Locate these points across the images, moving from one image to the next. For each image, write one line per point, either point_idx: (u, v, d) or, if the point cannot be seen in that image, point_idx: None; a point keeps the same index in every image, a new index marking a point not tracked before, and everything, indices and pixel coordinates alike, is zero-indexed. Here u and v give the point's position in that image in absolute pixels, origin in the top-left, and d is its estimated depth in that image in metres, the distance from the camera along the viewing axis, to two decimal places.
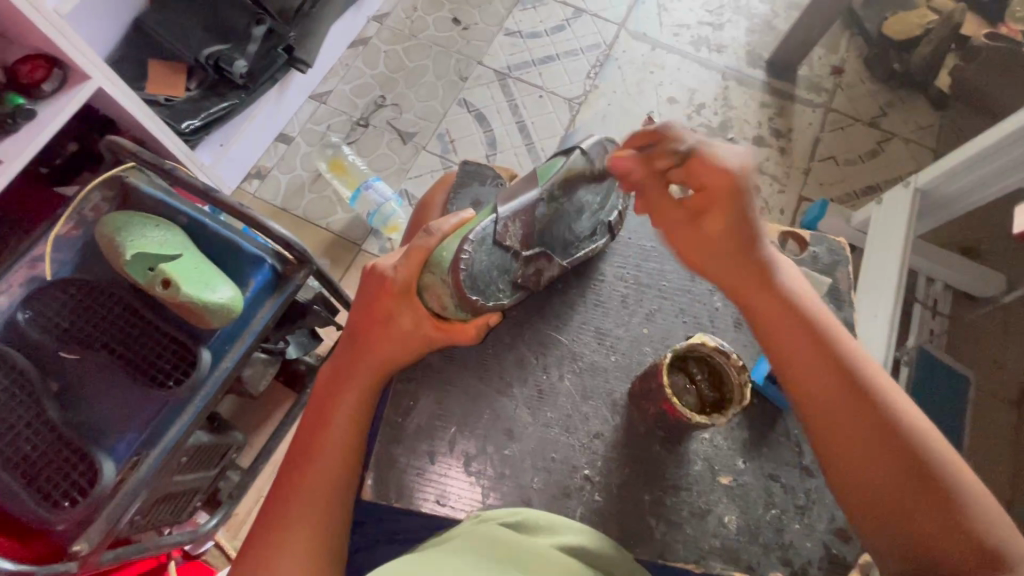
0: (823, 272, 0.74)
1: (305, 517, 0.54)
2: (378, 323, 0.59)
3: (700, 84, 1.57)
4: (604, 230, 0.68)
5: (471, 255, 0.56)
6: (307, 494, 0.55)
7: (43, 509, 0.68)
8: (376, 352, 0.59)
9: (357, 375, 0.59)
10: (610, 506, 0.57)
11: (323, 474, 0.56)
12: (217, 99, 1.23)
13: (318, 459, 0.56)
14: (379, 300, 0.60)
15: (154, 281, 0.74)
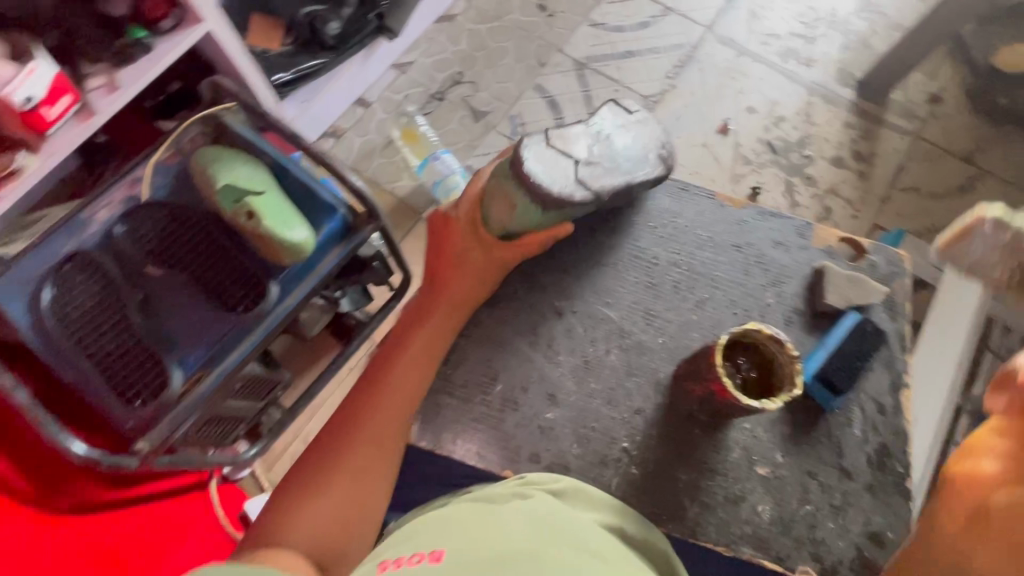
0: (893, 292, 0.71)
1: (366, 444, 0.58)
2: (448, 259, 0.65)
3: (784, 96, 1.52)
4: (660, 161, 0.66)
5: (527, 150, 0.61)
6: (371, 424, 0.59)
7: (117, 404, 0.75)
8: (450, 287, 0.63)
9: (432, 312, 0.62)
10: (643, 481, 0.58)
11: (389, 404, 0.59)
12: (309, 56, 1.30)
13: (387, 389, 0.60)
14: (450, 241, 0.65)
15: (239, 212, 0.82)
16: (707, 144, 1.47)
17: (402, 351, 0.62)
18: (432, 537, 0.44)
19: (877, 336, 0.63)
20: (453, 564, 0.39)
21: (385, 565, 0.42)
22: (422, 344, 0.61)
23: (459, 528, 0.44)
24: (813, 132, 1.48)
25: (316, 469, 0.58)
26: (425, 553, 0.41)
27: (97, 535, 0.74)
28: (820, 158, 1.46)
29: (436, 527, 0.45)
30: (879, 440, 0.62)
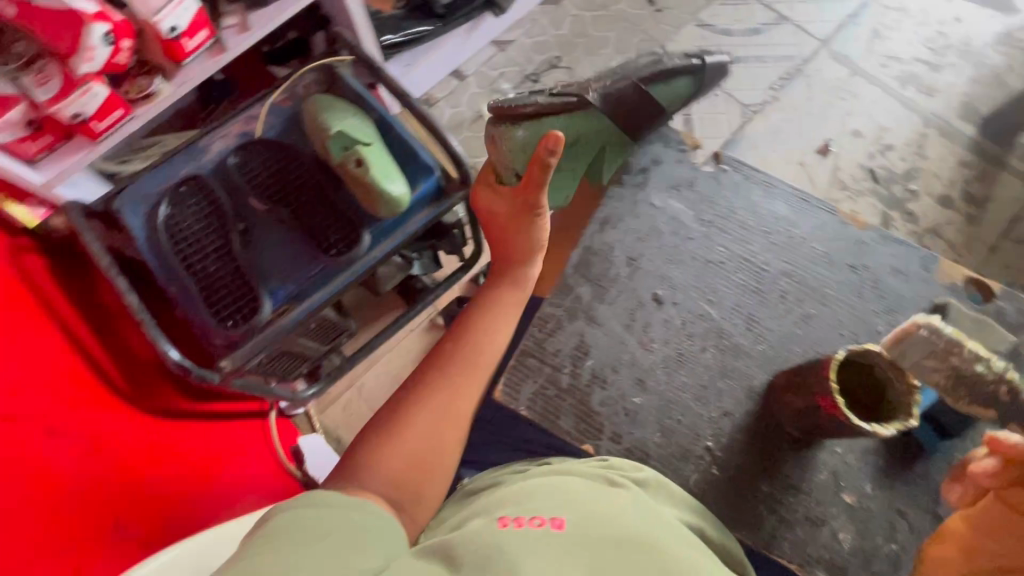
0: None
1: (447, 399, 0.59)
2: (492, 229, 0.71)
3: (896, 123, 1.42)
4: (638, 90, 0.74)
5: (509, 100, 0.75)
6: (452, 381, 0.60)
7: (213, 322, 0.80)
8: (513, 251, 0.68)
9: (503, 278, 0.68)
10: (727, 485, 0.53)
11: (471, 358, 0.62)
12: (416, 22, 1.32)
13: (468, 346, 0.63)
14: (488, 214, 0.70)
15: (347, 159, 0.84)
16: (804, 162, 1.40)
17: (479, 313, 0.65)
18: (550, 503, 0.46)
19: None
20: (581, 535, 0.42)
21: (505, 521, 0.44)
22: (504, 304, 0.66)
23: (568, 501, 0.46)
24: (922, 166, 1.39)
25: (394, 421, 0.57)
26: (546, 518, 0.44)
27: (177, 436, 0.79)
28: (925, 195, 1.37)
29: (549, 494, 0.47)
30: None
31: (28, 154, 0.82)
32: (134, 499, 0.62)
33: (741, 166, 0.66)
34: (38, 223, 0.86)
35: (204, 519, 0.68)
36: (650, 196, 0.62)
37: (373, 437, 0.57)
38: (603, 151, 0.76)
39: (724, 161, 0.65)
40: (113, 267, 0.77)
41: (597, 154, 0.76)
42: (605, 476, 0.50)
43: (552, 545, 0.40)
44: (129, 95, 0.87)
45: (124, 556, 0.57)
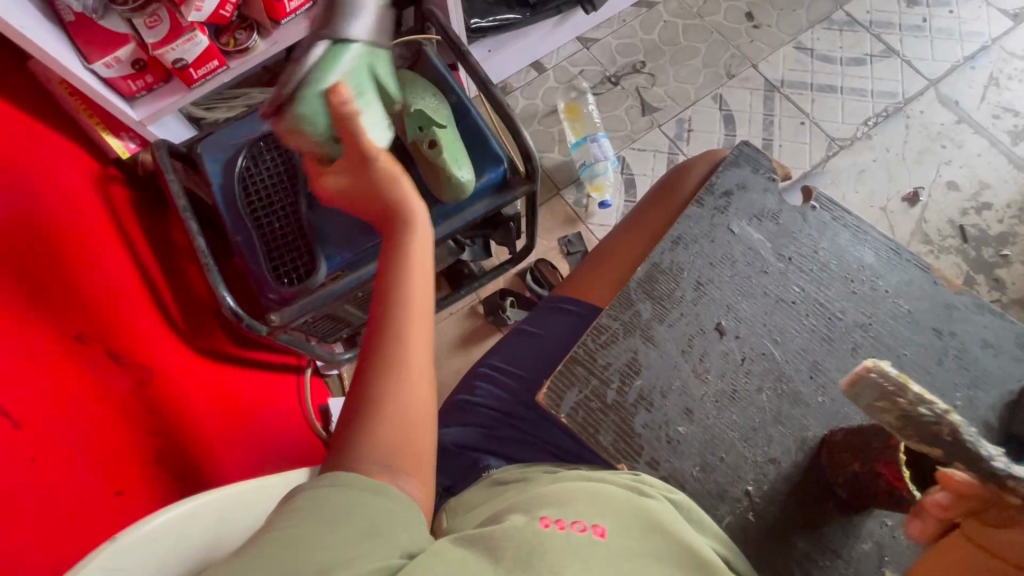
0: None
1: (401, 367, 0.54)
2: (354, 204, 0.65)
3: (998, 181, 1.31)
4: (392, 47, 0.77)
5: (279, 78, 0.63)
6: (397, 348, 0.55)
7: (270, 278, 0.83)
8: (385, 205, 0.61)
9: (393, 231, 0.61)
10: (760, 533, 0.49)
11: (412, 319, 0.56)
12: (507, 9, 1.29)
13: (393, 308, 0.56)
14: (337, 194, 0.65)
15: (422, 139, 0.84)
16: (887, 208, 1.31)
17: (392, 271, 0.58)
18: (589, 506, 0.45)
19: None
20: (623, 549, 0.42)
21: (548, 522, 0.43)
22: (414, 256, 0.59)
23: (605, 516, 0.44)
24: (1020, 231, 1.28)
25: (375, 395, 0.53)
26: (589, 524, 0.43)
27: (215, 376, 0.82)
28: (1018, 263, 1.26)
29: (589, 498, 0.46)
30: None
31: (128, 91, 0.86)
32: (172, 430, 0.65)
33: (833, 206, 0.61)
34: (129, 155, 0.92)
35: (230, 460, 0.71)
36: (730, 221, 0.59)
37: (357, 418, 0.53)
38: (371, 66, 0.68)
39: (817, 198, 0.60)
40: (187, 210, 0.80)
41: (371, 70, 0.68)
42: (636, 490, 0.47)
43: (600, 559, 0.41)
44: (226, 47, 0.90)
45: (161, 479, 0.60)
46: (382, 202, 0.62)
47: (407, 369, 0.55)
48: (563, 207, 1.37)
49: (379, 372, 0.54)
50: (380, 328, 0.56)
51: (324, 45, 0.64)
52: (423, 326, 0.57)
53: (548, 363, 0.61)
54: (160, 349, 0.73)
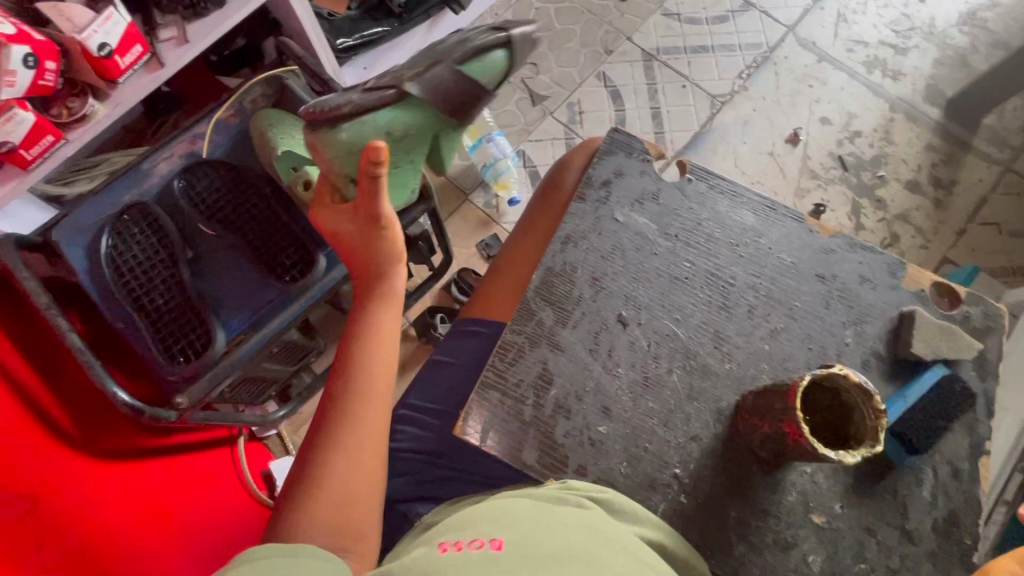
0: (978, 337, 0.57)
1: (341, 444, 0.57)
2: (343, 250, 0.69)
3: (863, 110, 1.42)
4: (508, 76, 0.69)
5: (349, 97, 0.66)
6: (342, 423, 0.58)
7: (162, 358, 0.76)
8: (373, 272, 0.68)
9: (374, 298, 0.67)
10: (693, 512, 0.50)
11: (364, 400, 0.60)
12: (372, 22, 1.27)
13: (353, 383, 0.60)
14: (331, 229, 0.69)
15: (295, 182, 0.79)
16: (774, 153, 1.39)
17: (359, 345, 0.63)
18: (491, 524, 0.42)
19: (967, 395, 0.53)
20: (522, 554, 0.38)
21: (446, 546, 0.40)
22: (382, 331, 0.64)
23: (506, 529, 0.41)
24: (890, 151, 1.38)
25: (317, 473, 0.56)
26: (486, 539, 0.40)
27: (133, 477, 0.74)
28: (894, 181, 1.36)
29: (493, 516, 0.43)
30: (951, 507, 0.52)
31: None
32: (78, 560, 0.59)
33: (707, 175, 0.62)
34: None
35: (174, 569, 0.66)
36: (613, 211, 0.59)
37: (297, 495, 0.55)
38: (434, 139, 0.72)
39: (692, 170, 0.62)
40: (52, 306, 0.72)
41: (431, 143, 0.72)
42: (567, 500, 0.46)
43: (494, 569, 0.37)
44: (60, 119, 0.81)
45: None
46: (372, 266, 0.67)
47: (348, 445, 0.57)
48: (474, 212, 1.36)
49: (324, 449, 0.57)
50: (336, 407, 0.59)
51: (393, 92, 0.64)
52: (381, 401, 0.61)
53: (464, 390, 0.61)
54: (50, 467, 0.65)
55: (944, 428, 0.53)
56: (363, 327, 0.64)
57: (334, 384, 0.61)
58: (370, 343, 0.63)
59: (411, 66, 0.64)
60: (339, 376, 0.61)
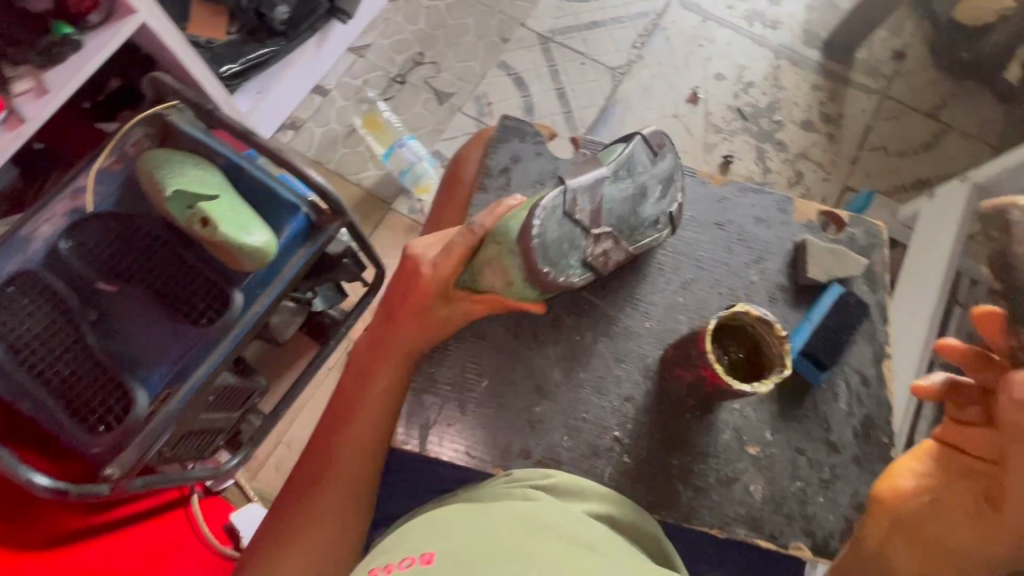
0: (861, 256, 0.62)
1: (319, 487, 0.58)
2: (410, 304, 0.57)
3: (751, 61, 1.49)
4: (666, 221, 0.57)
5: (542, 224, 0.49)
6: (325, 468, 0.58)
7: (78, 430, 0.71)
8: (388, 344, 0.59)
9: (385, 366, 0.59)
10: (638, 469, 0.52)
11: (347, 452, 0.58)
12: (257, 44, 1.22)
13: (358, 429, 0.58)
14: (428, 283, 0.56)
15: (192, 219, 0.76)
16: (678, 115, 1.44)
17: (361, 405, 0.59)
18: (423, 538, 0.40)
19: (860, 308, 0.58)
20: (450, 563, 0.36)
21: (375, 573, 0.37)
22: (384, 395, 0.59)
23: (435, 541, 0.39)
24: (781, 96, 1.46)
25: (295, 514, 0.58)
26: (416, 556, 0.38)
27: (72, 561, 0.69)
28: (790, 123, 1.44)
29: (427, 529, 0.41)
30: (866, 412, 0.57)
31: None
32: None
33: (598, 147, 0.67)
34: None
35: None
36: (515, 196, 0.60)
37: (274, 532, 0.57)
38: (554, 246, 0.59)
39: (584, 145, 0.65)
40: None
41: None
42: (514, 494, 0.45)
43: None
44: None
45: None
46: (398, 343, 0.58)
47: (325, 490, 0.58)
48: (399, 219, 1.34)
49: (303, 489, 0.58)
50: (322, 454, 0.59)
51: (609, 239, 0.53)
52: (369, 459, 0.58)
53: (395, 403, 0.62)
54: None
55: (845, 342, 0.57)
56: (368, 390, 0.59)
57: (331, 432, 0.60)
58: (368, 404, 0.59)
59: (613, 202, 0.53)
60: (337, 423, 0.60)
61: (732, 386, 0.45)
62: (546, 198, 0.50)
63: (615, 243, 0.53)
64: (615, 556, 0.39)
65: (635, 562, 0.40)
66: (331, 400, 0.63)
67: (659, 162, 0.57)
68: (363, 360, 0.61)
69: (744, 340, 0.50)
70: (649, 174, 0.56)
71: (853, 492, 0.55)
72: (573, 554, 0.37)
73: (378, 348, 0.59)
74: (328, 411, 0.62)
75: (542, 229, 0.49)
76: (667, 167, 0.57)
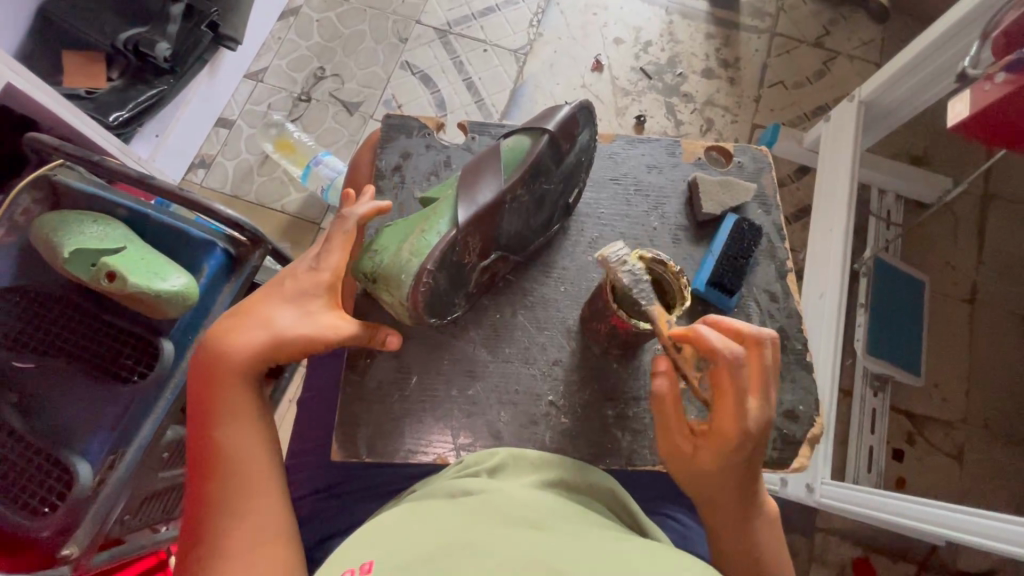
0: (750, 182, 0.66)
1: (222, 547, 0.48)
2: (272, 311, 0.53)
3: (645, 21, 1.53)
4: (564, 212, 0.59)
5: (433, 279, 0.49)
6: (221, 523, 0.49)
7: (24, 518, 0.69)
8: (230, 361, 0.52)
9: (238, 382, 0.53)
10: (574, 426, 0.55)
11: (241, 487, 0.51)
12: (144, 86, 1.16)
13: (237, 444, 0.52)
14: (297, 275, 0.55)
15: (98, 276, 0.72)
16: (586, 85, 1.47)
17: (228, 436, 0.52)
18: (365, 544, 0.38)
19: (755, 231, 0.62)
20: (396, 565, 0.35)
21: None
22: (251, 412, 0.53)
23: (379, 540, 0.38)
24: (679, 50, 1.51)
25: None
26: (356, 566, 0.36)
27: None
28: (691, 74, 1.49)
29: (370, 532, 0.40)
30: (779, 326, 0.61)
31: None
32: None
33: (486, 128, 0.68)
34: None
35: None
36: (412, 191, 0.65)
37: None
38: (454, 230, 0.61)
39: (471, 128, 0.67)
40: None
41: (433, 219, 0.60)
42: (463, 480, 0.46)
43: None
44: None
45: None
46: (246, 354, 0.52)
47: (230, 548, 0.48)
48: None
49: (200, 567, 0.47)
50: (206, 515, 0.49)
51: (498, 256, 0.54)
52: (263, 482, 0.51)
53: (331, 416, 0.62)
54: None
55: (746, 268, 0.60)
56: (228, 417, 0.52)
57: (205, 487, 0.50)
58: (236, 429, 0.52)
59: (511, 222, 0.53)
60: (209, 473, 0.51)
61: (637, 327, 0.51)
62: (439, 252, 0.49)
63: (499, 260, 0.55)
64: (568, 526, 0.40)
65: (589, 522, 0.42)
66: (188, 464, 0.53)
67: (565, 162, 0.55)
68: (204, 396, 0.53)
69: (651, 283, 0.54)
70: (553, 180, 0.55)
71: (779, 400, 0.59)
72: (516, 536, 0.37)
73: (220, 372, 0.52)
74: (190, 475, 0.52)
75: (432, 283, 0.50)
76: (571, 166, 0.56)
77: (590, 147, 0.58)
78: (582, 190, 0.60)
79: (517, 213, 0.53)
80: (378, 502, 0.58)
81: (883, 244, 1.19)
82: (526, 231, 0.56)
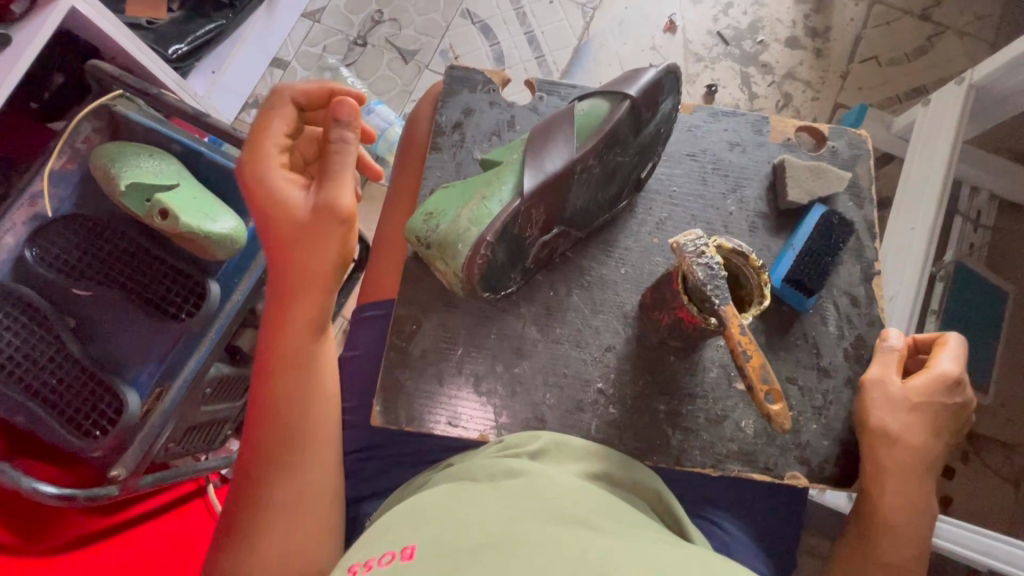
0: (844, 171, 0.59)
1: (273, 487, 0.51)
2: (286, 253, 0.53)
3: None
4: (633, 187, 0.55)
5: (491, 252, 0.46)
6: (275, 468, 0.52)
7: (76, 437, 0.70)
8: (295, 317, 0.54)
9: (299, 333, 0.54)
10: (623, 417, 0.53)
11: (298, 436, 0.53)
12: (203, 20, 1.15)
13: (302, 393, 0.54)
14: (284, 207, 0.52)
15: (151, 212, 0.72)
16: (655, 47, 1.36)
17: (295, 382, 0.54)
18: (401, 530, 0.37)
19: (845, 226, 0.56)
20: (433, 554, 0.34)
21: (356, 570, 0.35)
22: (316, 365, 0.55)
23: (416, 526, 0.37)
24: (763, 14, 1.38)
25: (253, 528, 0.50)
26: (397, 550, 0.35)
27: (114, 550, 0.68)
28: (774, 42, 1.36)
29: (408, 515, 0.39)
30: (857, 333, 0.56)
31: None
32: None
33: (556, 88, 0.63)
34: None
35: None
36: (472, 151, 0.61)
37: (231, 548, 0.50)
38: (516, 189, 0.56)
39: (539, 87, 0.62)
40: None
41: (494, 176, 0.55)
42: (504, 461, 0.45)
43: None
44: None
45: None
46: (307, 307, 0.55)
47: (281, 489, 0.51)
48: None
49: (255, 502, 0.51)
50: (264, 453, 0.52)
51: (559, 230, 0.50)
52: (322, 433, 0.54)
53: (373, 379, 0.61)
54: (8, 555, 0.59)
55: (829, 269, 0.55)
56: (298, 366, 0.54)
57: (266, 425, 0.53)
58: (303, 378, 0.54)
59: (579, 189, 0.49)
60: (268, 419, 0.53)
61: (707, 324, 0.46)
62: (500, 223, 0.45)
63: (561, 235, 0.52)
64: (616, 526, 0.38)
65: (633, 521, 0.40)
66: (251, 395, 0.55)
67: (644, 132, 0.50)
68: (272, 342, 0.54)
69: (733, 275, 0.50)
70: (627, 152, 0.50)
71: (847, 413, 0.55)
72: (570, 534, 0.35)
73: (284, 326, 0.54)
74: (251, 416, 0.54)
75: (490, 256, 0.46)
76: (649, 138, 0.51)
77: (669, 114, 0.53)
78: (654, 166, 0.55)
79: (587, 181, 0.49)
80: (414, 468, 0.58)
81: (967, 249, 1.08)
82: (592, 207, 0.52)
